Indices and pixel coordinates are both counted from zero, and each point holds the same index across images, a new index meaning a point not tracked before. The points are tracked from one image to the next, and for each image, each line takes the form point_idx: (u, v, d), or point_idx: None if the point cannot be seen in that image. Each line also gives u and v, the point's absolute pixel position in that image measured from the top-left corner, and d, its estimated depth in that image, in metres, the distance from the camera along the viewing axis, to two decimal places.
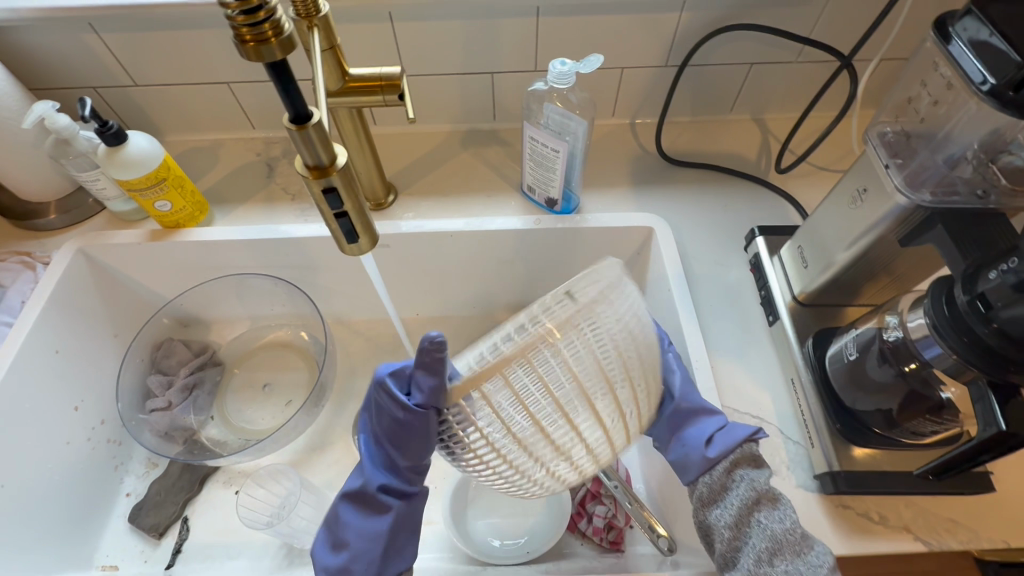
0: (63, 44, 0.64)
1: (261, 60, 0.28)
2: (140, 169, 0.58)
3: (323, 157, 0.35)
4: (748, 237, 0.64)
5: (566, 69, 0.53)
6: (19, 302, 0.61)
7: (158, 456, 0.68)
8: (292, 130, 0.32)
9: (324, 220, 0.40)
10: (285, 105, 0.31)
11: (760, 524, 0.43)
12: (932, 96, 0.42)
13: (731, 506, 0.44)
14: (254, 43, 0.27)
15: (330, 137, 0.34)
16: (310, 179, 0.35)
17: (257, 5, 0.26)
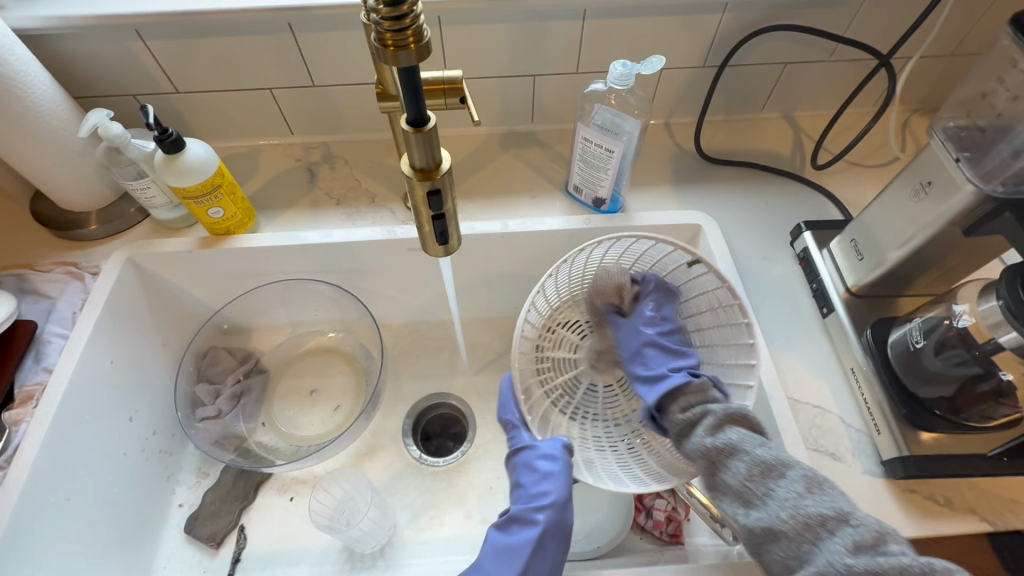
0: (108, 51, 0.63)
1: (396, 65, 0.29)
2: (196, 176, 0.57)
3: (431, 161, 0.35)
4: (794, 232, 0.65)
5: (626, 71, 0.54)
6: (70, 313, 0.60)
7: (209, 465, 0.67)
8: (411, 134, 0.33)
9: (419, 223, 0.40)
10: (407, 108, 0.32)
11: (742, 458, 0.41)
12: (1010, 91, 0.44)
13: (697, 439, 0.43)
14: (395, 48, 0.28)
15: (441, 142, 0.35)
16: (415, 181, 0.36)
17: (405, 13, 0.27)
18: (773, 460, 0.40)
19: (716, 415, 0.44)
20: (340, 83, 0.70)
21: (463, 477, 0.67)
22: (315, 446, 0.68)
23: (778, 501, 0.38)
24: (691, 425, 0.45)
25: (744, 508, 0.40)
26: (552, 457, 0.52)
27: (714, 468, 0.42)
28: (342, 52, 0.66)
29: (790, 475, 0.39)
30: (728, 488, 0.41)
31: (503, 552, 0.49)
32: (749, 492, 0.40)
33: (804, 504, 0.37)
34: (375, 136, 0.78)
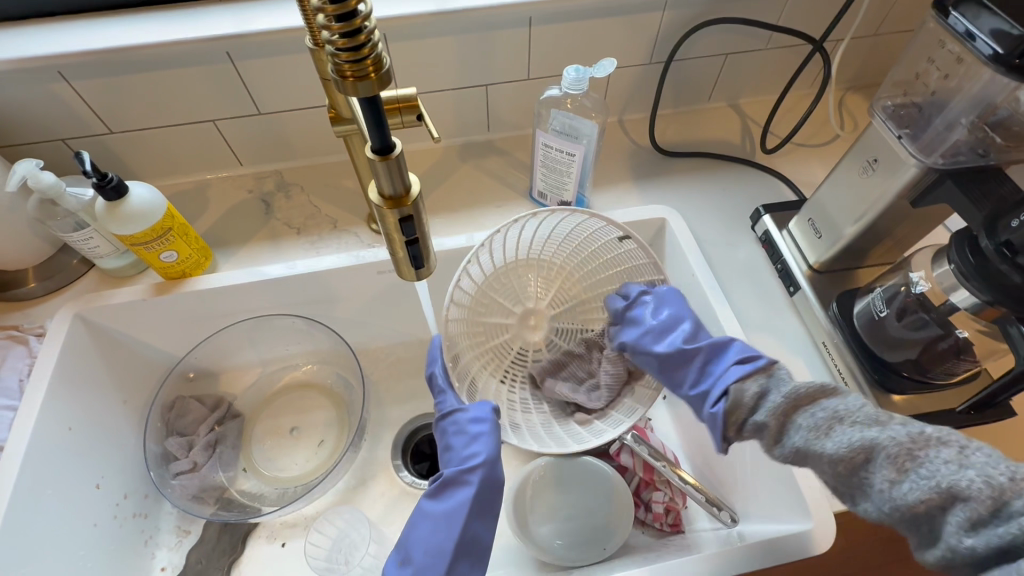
0: (30, 96, 0.59)
1: (357, 94, 0.28)
2: (143, 222, 0.54)
3: (400, 188, 0.34)
4: (754, 217, 0.68)
5: (579, 75, 0.55)
6: (17, 381, 0.56)
7: (189, 522, 0.63)
8: (377, 162, 0.32)
9: (392, 249, 0.39)
10: (371, 137, 0.31)
11: (851, 443, 0.36)
12: (941, 70, 0.46)
13: (783, 443, 0.39)
14: (354, 79, 0.27)
15: (409, 169, 0.34)
16: (384, 209, 0.35)
17: (363, 42, 0.26)
18: (868, 443, 0.35)
19: (789, 405, 0.39)
20: (287, 108, 0.67)
21: None
22: (302, 486, 0.65)
23: (895, 489, 0.34)
24: (780, 428, 0.40)
25: (859, 499, 0.36)
26: (480, 419, 0.51)
27: (839, 475, 0.36)
28: (287, 77, 0.64)
29: (877, 459, 0.34)
30: (834, 482, 0.37)
31: (442, 518, 0.48)
32: (869, 450, 0.35)
33: (960, 482, 0.31)
34: (329, 158, 0.76)
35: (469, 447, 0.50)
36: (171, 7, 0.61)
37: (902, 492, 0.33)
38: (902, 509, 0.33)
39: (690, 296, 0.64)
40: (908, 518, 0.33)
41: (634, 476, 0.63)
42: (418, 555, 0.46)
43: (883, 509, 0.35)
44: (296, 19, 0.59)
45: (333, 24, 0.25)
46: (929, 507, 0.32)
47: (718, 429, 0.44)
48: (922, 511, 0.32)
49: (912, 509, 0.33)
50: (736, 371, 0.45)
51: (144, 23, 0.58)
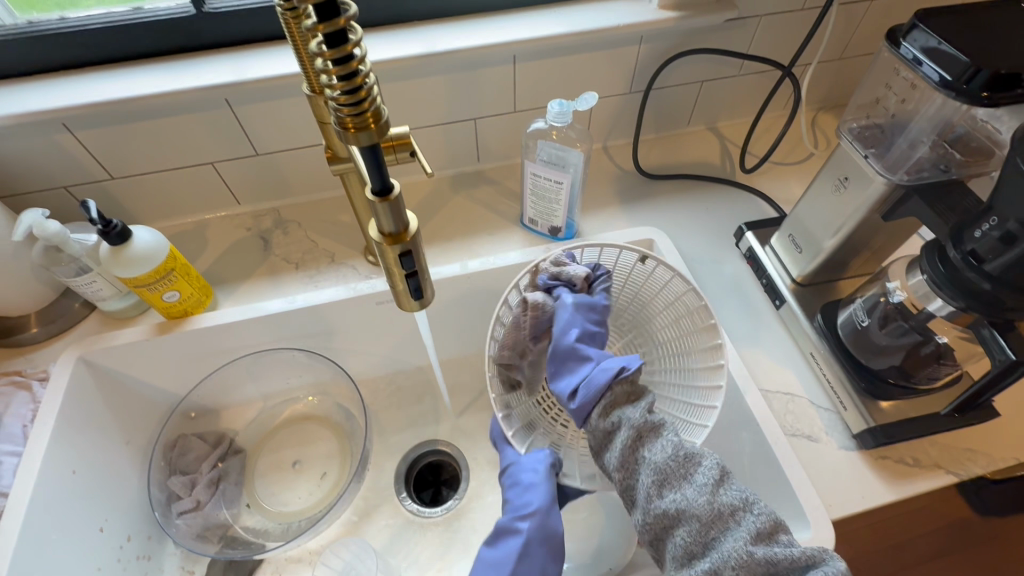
0: (34, 148, 0.61)
1: (358, 144, 0.30)
2: (147, 264, 0.56)
3: (398, 225, 0.36)
4: (738, 234, 0.70)
5: (562, 109, 0.58)
6: (20, 427, 0.56)
7: (192, 562, 0.63)
8: (377, 202, 0.34)
9: (392, 282, 0.41)
10: (371, 179, 0.33)
11: (668, 437, 0.42)
12: (898, 94, 0.50)
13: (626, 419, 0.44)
14: (355, 130, 0.29)
15: (406, 209, 0.36)
16: (384, 245, 0.37)
17: (364, 96, 0.28)
18: (693, 449, 0.42)
19: (648, 402, 0.45)
20: (283, 147, 0.70)
21: (463, 523, 0.66)
22: (306, 519, 0.65)
23: (696, 485, 0.39)
24: (635, 446, 0.43)
25: (660, 489, 0.40)
26: (535, 470, 0.51)
27: (647, 461, 0.42)
28: (282, 118, 0.66)
29: (708, 463, 0.40)
30: (650, 467, 0.41)
31: (495, 565, 0.46)
32: (657, 430, 0.43)
33: (720, 493, 0.39)
34: (325, 194, 0.79)
35: (523, 493, 0.49)
36: (169, 58, 0.64)
37: (701, 507, 0.38)
38: (713, 508, 0.38)
39: None
40: (707, 515, 0.38)
41: None
42: None
43: (682, 501, 0.39)
44: (290, 65, 0.62)
45: (336, 82, 0.27)
46: (718, 510, 0.38)
47: (589, 396, 0.46)
48: (724, 517, 0.38)
49: (717, 512, 0.38)
50: (597, 359, 0.50)
51: (145, 75, 0.61)
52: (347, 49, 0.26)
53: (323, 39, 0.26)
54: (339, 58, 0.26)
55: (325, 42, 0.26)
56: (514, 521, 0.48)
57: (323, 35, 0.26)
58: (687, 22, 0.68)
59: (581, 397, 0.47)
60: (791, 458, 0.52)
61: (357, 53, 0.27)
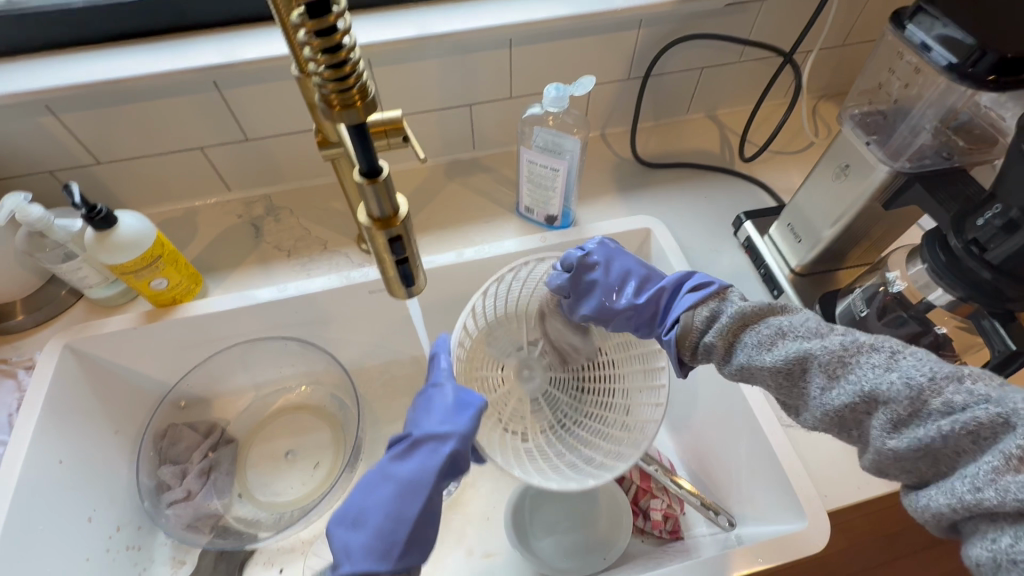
0: (17, 130, 0.59)
1: (344, 122, 0.29)
2: (134, 250, 0.54)
3: (388, 209, 0.35)
4: (736, 224, 0.69)
5: (559, 93, 0.56)
6: (6, 415, 0.56)
7: (184, 552, 0.62)
8: (365, 185, 0.33)
9: (383, 268, 0.40)
10: (358, 161, 0.32)
11: (821, 354, 0.35)
12: (902, 80, 0.49)
13: (758, 358, 0.38)
14: (340, 108, 0.28)
15: (396, 192, 0.35)
16: (374, 229, 0.36)
17: (349, 73, 0.27)
18: (844, 350, 0.35)
19: (720, 302, 0.42)
20: (275, 132, 0.68)
21: (457, 514, 0.66)
22: (299, 510, 0.65)
23: (853, 376, 0.34)
24: (744, 326, 0.40)
25: (830, 397, 0.35)
26: (468, 401, 0.49)
27: (788, 374, 0.37)
28: (273, 102, 0.65)
29: (849, 379, 0.34)
30: (802, 372, 0.36)
31: (406, 485, 0.46)
32: (798, 360, 0.36)
33: (884, 397, 0.33)
34: (318, 180, 0.77)
35: (444, 422, 0.48)
36: (156, 39, 0.62)
37: (840, 391, 0.35)
38: (833, 417, 0.35)
39: None
40: (910, 447, 0.32)
41: (631, 484, 0.62)
42: (376, 518, 0.45)
43: (925, 435, 0.31)
44: (281, 47, 0.60)
45: (319, 57, 0.26)
46: (912, 397, 0.32)
47: (674, 346, 0.44)
48: (910, 417, 0.32)
49: (905, 410, 0.32)
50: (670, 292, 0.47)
51: (130, 56, 0.59)
52: (331, 21, 0.25)
53: (305, 10, 0.25)
54: (323, 30, 0.25)
55: (307, 13, 0.24)
56: (430, 441, 0.48)
57: (305, 6, 0.24)
58: (687, 6, 0.66)
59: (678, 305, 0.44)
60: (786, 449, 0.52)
61: (342, 25, 0.25)
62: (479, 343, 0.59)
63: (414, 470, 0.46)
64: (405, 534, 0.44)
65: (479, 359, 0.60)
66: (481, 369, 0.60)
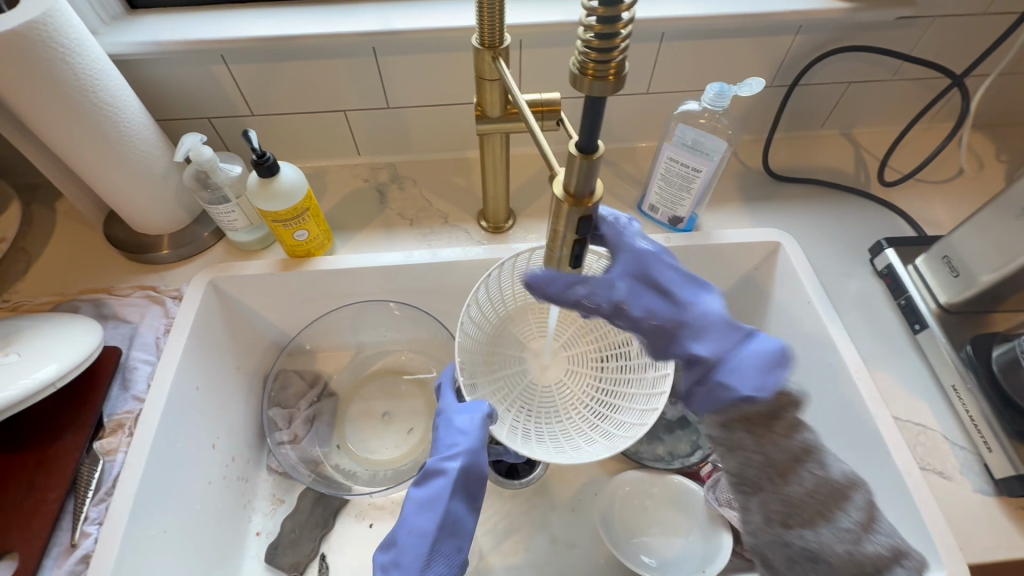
0: (191, 76, 0.63)
1: (589, 93, 0.29)
2: (288, 201, 0.57)
3: (587, 188, 0.34)
4: (874, 249, 0.66)
5: (723, 92, 0.55)
6: (153, 338, 0.60)
7: (283, 492, 0.66)
8: (577, 158, 0.32)
9: (555, 245, 0.39)
10: (578, 134, 0.32)
11: (813, 469, 0.42)
12: None
13: (795, 486, 0.42)
14: (593, 77, 0.28)
15: (597, 176, 0.34)
16: (565, 204, 0.35)
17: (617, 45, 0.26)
18: (842, 483, 0.42)
19: (799, 410, 0.43)
20: (415, 103, 0.70)
21: (543, 501, 0.66)
22: (394, 471, 0.66)
23: (835, 527, 0.41)
24: (768, 416, 0.43)
25: (862, 534, 0.41)
26: (469, 416, 0.54)
27: (778, 474, 0.43)
28: (421, 73, 0.66)
29: (856, 502, 0.42)
30: (784, 498, 0.42)
31: (425, 503, 0.50)
32: (809, 456, 0.43)
33: (863, 542, 0.40)
34: (441, 155, 0.79)
35: (453, 440, 0.52)
36: (326, 3, 0.65)
37: (874, 540, 0.40)
38: (852, 554, 0.40)
39: (803, 323, 0.63)
40: (848, 561, 0.40)
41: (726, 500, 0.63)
42: (401, 535, 0.49)
43: (818, 540, 0.41)
44: (443, 19, 0.62)
45: (596, 24, 0.26)
46: (858, 559, 0.40)
47: (709, 400, 0.44)
48: (871, 562, 0.40)
49: (858, 560, 0.40)
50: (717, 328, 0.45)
51: (303, 16, 0.62)
52: None
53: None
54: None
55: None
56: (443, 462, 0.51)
57: None
58: (857, 14, 0.63)
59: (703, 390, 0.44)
60: (923, 490, 0.50)
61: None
62: (493, 315, 0.66)
63: (429, 492, 0.50)
64: (427, 546, 0.47)
65: (494, 325, 0.67)
66: (492, 340, 0.67)
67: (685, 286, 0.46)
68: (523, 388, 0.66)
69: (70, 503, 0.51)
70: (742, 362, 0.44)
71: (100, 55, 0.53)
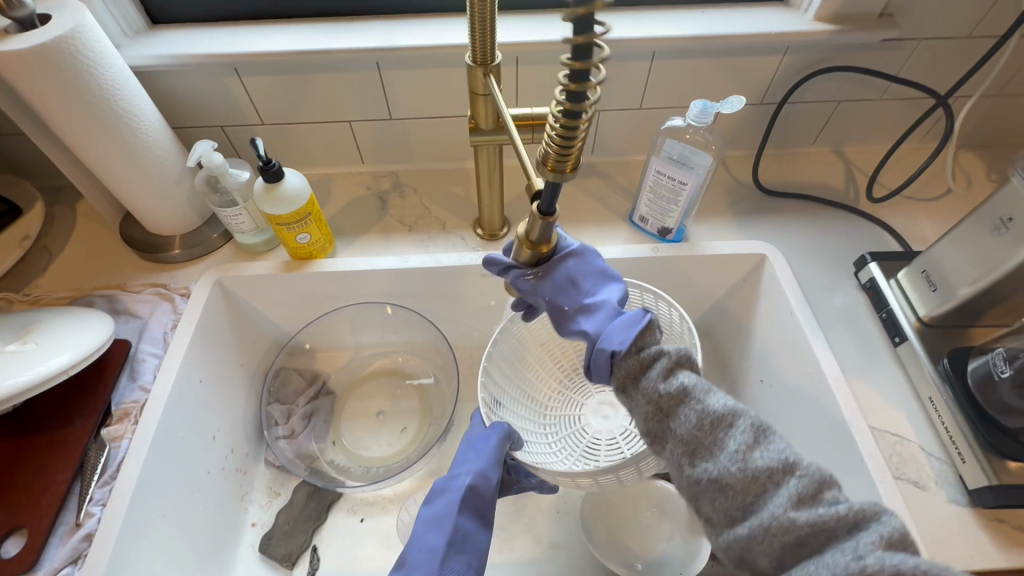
0: (206, 87, 0.67)
1: (546, 178, 0.33)
2: (292, 205, 0.60)
3: (542, 235, 0.41)
4: (859, 263, 0.67)
5: (706, 109, 0.58)
6: (161, 333, 0.63)
7: (279, 485, 0.68)
8: (536, 217, 0.38)
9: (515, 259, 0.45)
10: (538, 200, 0.37)
11: (693, 404, 0.39)
12: None
13: (678, 419, 0.39)
14: (550, 171, 0.32)
15: (553, 225, 0.40)
16: (526, 243, 0.42)
17: (573, 154, 0.31)
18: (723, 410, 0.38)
19: (669, 359, 0.41)
20: (416, 115, 0.73)
21: (529, 501, 0.68)
22: (386, 468, 0.69)
23: (725, 452, 0.37)
24: (642, 368, 0.41)
25: (752, 451, 0.36)
26: (485, 439, 0.55)
27: (666, 416, 0.40)
28: (422, 87, 0.70)
29: (740, 425, 0.37)
30: (675, 437, 0.39)
31: (435, 521, 0.49)
32: (685, 394, 0.39)
33: (752, 457, 0.36)
34: (441, 164, 0.82)
35: (467, 462, 0.54)
36: (333, 20, 0.69)
37: (763, 454, 0.36)
38: (745, 473, 0.36)
39: (786, 334, 0.64)
40: (744, 484, 0.36)
41: None
42: (410, 551, 0.47)
43: (715, 470, 0.37)
44: (442, 37, 0.65)
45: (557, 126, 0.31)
46: (753, 476, 0.36)
47: (598, 370, 0.43)
48: (767, 481, 0.36)
49: (752, 477, 0.36)
50: (610, 315, 0.44)
51: (311, 32, 0.66)
52: (580, 114, 0.29)
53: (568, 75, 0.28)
54: (575, 95, 0.28)
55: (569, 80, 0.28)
56: (454, 481, 0.52)
57: (567, 96, 0.29)
58: (842, 36, 0.65)
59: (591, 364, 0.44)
60: (896, 498, 0.51)
61: (585, 118, 0.30)
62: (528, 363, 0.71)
63: (437, 511, 0.50)
64: (436, 561, 0.46)
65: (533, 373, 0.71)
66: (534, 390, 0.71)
67: (594, 276, 0.47)
68: (569, 428, 0.69)
69: (77, 485, 0.54)
70: (621, 327, 0.42)
71: (122, 66, 0.57)
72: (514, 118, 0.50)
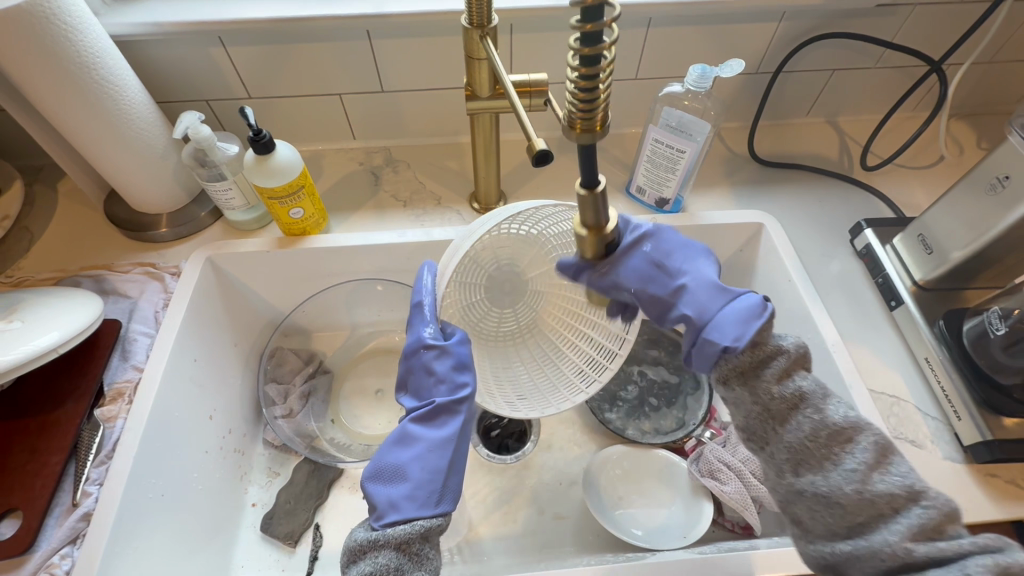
0: (190, 57, 0.65)
1: (578, 142, 0.30)
2: (283, 177, 0.59)
3: (601, 217, 0.36)
4: (855, 230, 0.68)
5: (704, 73, 0.58)
6: (152, 313, 0.61)
7: (278, 465, 0.67)
8: (583, 196, 0.34)
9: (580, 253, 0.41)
10: (579, 174, 0.33)
11: (809, 412, 0.41)
12: None
13: (793, 426, 0.41)
14: (580, 130, 0.29)
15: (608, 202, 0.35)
16: (586, 237, 0.37)
17: (596, 102, 0.28)
18: (842, 426, 0.40)
19: (787, 357, 0.43)
20: (408, 88, 0.72)
21: (531, 474, 0.68)
22: None
23: (841, 471, 0.39)
24: (755, 365, 0.43)
25: (870, 474, 0.39)
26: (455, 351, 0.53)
27: (776, 421, 0.42)
28: (414, 58, 0.68)
29: (861, 443, 0.39)
30: (786, 445, 0.41)
31: (432, 444, 0.49)
32: (802, 400, 0.41)
33: (870, 478, 0.38)
34: (433, 139, 0.80)
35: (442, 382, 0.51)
36: None
37: (884, 479, 0.38)
38: (862, 494, 0.38)
39: (785, 301, 0.64)
40: (858, 504, 0.38)
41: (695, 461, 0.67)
42: (414, 472, 0.47)
43: (827, 485, 0.39)
44: (435, 4, 0.63)
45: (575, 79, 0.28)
46: (868, 499, 0.38)
47: (703, 360, 0.45)
48: (883, 504, 0.38)
49: (869, 499, 0.38)
50: (712, 296, 0.46)
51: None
52: (596, 56, 0.27)
53: (580, 38, 0.27)
54: (590, 35, 0.27)
55: (581, 41, 0.27)
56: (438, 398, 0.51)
57: (581, 34, 0.27)
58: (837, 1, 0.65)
59: (697, 352, 0.45)
60: None
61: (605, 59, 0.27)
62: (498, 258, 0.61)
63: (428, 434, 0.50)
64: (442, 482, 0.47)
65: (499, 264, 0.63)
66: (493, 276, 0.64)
67: (680, 253, 0.49)
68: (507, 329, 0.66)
69: (71, 466, 0.52)
70: (729, 314, 0.44)
71: (102, 34, 0.54)
72: (513, 83, 0.49)
